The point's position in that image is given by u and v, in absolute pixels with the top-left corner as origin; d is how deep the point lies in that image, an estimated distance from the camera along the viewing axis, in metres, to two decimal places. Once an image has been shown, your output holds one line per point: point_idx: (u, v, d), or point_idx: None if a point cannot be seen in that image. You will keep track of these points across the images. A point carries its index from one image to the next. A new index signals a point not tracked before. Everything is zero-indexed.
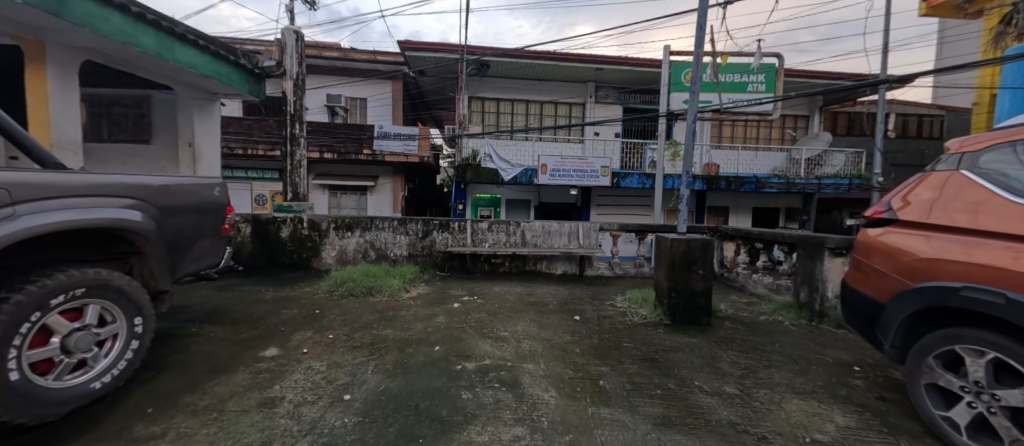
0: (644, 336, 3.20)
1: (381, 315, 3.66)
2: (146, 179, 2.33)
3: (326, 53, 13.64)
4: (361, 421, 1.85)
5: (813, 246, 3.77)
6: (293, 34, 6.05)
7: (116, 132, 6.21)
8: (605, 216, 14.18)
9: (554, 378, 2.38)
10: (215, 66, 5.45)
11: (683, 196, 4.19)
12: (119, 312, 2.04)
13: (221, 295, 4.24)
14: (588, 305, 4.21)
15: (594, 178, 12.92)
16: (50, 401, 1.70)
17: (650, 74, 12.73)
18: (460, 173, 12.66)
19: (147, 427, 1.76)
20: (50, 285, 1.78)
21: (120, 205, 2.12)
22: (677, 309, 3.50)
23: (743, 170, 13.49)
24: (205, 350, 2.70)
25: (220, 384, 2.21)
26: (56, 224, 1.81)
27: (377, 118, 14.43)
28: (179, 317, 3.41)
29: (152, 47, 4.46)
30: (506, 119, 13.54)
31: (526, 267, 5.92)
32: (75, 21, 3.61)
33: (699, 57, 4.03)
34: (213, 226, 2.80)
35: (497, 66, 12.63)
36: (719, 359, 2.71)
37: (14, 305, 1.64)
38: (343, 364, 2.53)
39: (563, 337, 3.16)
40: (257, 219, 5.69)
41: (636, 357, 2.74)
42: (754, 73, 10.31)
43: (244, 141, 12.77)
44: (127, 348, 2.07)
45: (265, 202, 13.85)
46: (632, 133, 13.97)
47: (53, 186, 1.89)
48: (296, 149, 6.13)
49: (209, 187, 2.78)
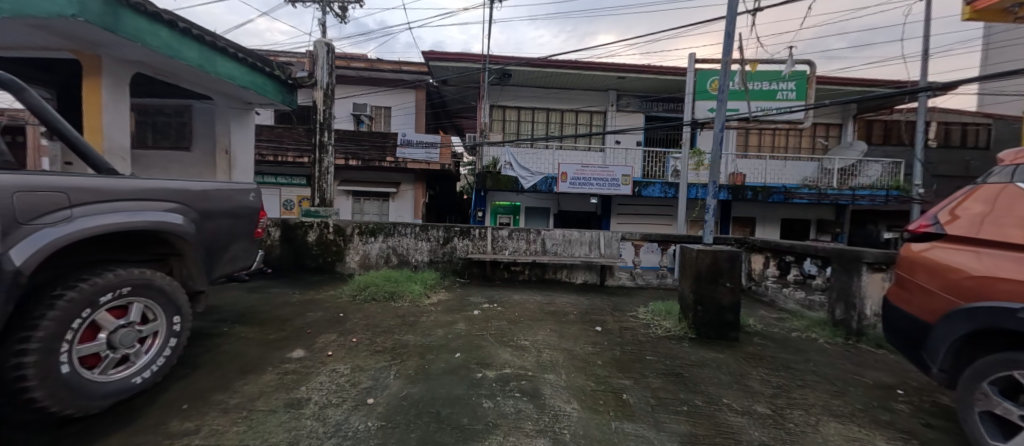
0: (667, 349, 3.13)
1: (403, 320, 3.70)
2: (187, 185, 2.45)
3: (354, 64, 14.11)
4: (384, 426, 1.86)
5: (849, 260, 3.59)
6: (324, 46, 6.29)
7: (160, 139, 6.63)
8: (625, 225, 13.97)
9: (575, 389, 2.34)
10: (252, 77, 5.74)
11: (709, 205, 4.04)
12: (160, 311, 2.14)
13: (250, 296, 4.40)
14: (609, 316, 4.14)
15: (615, 186, 12.78)
16: (94, 394, 1.79)
17: (673, 82, 12.60)
18: (480, 180, 12.79)
19: (182, 423, 1.82)
20: (100, 284, 1.88)
21: (163, 209, 2.24)
22: (703, 322, 3.40)
23: (771, 180, 13.08)
24: (236, 349, 2.81)
25: (249, 383, 2.27)
26: (107, 225, 1.92)
27: (401, 127, 14.78)
28: (212, 316, 3.55)
29: (194, 59, 4.72)
30: (526, 127, 13.63)
31: (546, 276, 5.90)
32: (128, 37, 3.86)
33: (728, 65, 3.92)
34: (246, 230, 2.91)
35: (519, 75, 12.76)
36: (748, 376, 2.61)
37: (67, 302, 1.75)
38: (366, 368, 2.57)
39: (585, 348, 3.11)
40: (285, 223, 5.89)
41: (661, 371, 2.66)
42: (784, 80, 10.05)
43: (275, 148, 13.39)
44: (166, 345, 2.17)
45: (293, 207, 14.29)
46: (654, 142, 13.80)
47: (105, 190, 2.00)
48: (324, 157, 6.34)
49: (244, 192, 2.90)
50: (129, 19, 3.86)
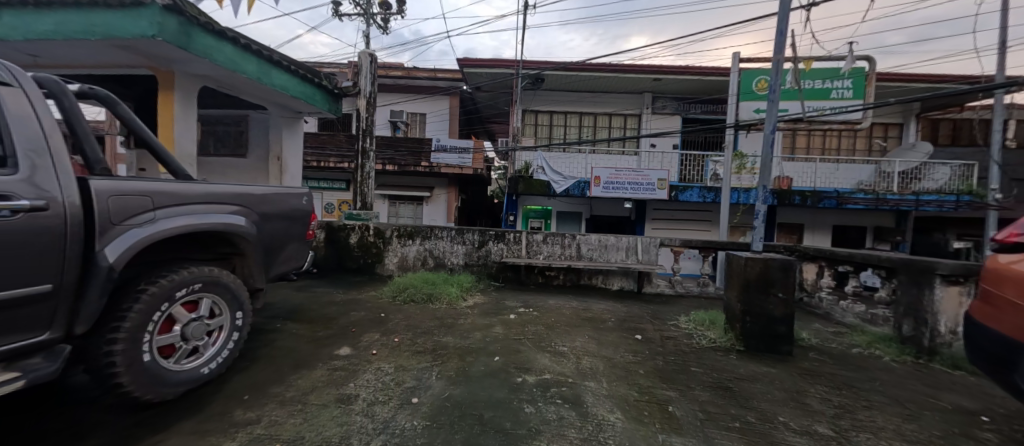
0: (713, 361, 2.99)
1: (441, 322, 3.77)
2: (249, 189, 2.63)
3: (392, 73, 14.65)
4: (429, 425, 1.90)
5: (919, 271, 3.28)
6: (368, 56, 6.57)
7: (220, 147, 7.16)
8: (660, 230, 13.56)
9: (617, 398, 2.29)
10: (303, 88, 6.10)
11: (758, 211, 3.83)
12: (226, 306, 2.31)
13: (298, 294, 4.64)
14: (649, 324, 4.02)
15: (651, 191, 12.42)
16: (170, 382, 1.95)
17: (714, 83, 12.16)
18: (512, 184, 12.84)
19: (244, 413, 1.95)
20: (176, 280, 2.05)
21: (228, 211, 2.41)
22: (752, 334, 3.23)
23: (822, 184, 12.29)
24: (289, 344, 2.97)
25: (302, 378, 2.39)
26: (182, 227, 2.09)
27: (436, 133, 15.16)
28: (266, 313, 3.77)
29: (253, 72, 5.07)
30: (559, 131, 13.58)
31: (581, 282, 5.84)
32: (198, 53, 4.21)
33: (779, 63, 3.74)
34: (300, 232, 3.08)
35: (553, 80, 12.76)
36: (805, 394, 2.44)
37: (149, 296, 1.92)
38: (409, 368, 2.63)
39: (626, 356, 3.04)
40: (330, 226, 6.19)
41: (707, 383, 2.55)
42: (840, 78, 9.47)
43: (318, 154, 14.11)
44: (229, 339, 2.33)
45: (333, 210, 14.96)
46: (692, 145, 13.34)
47: (181, 194, 2.19)
48: (366, 162, 6.62)
49: (298, 196, 3.07)
50: (199, 37, 4.22)
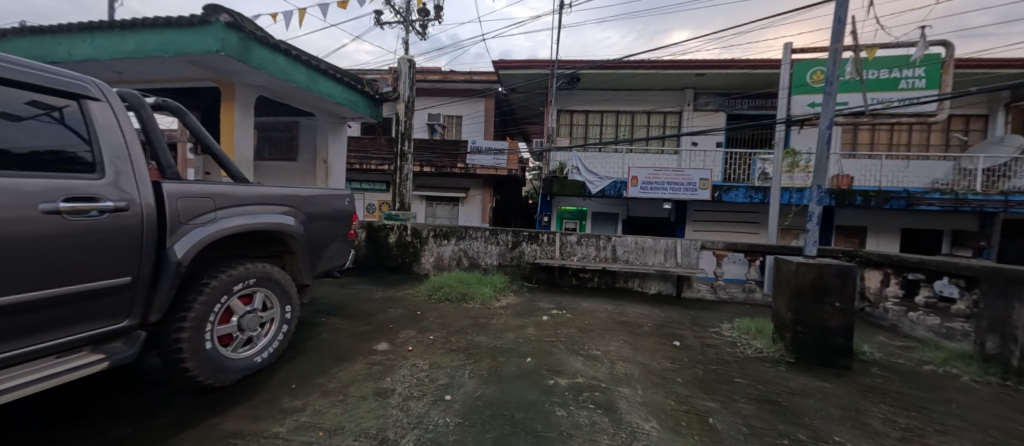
0: (759, 372, 2.82)
1: (474, 321, 3.82)
2: (298, 191, 2.81)
3: (429, 77, 15.05)
4: (461, 423, 1.93)
5: (1006, 280, 2.91)
6: (407, 62, 6.80)
7: (274, 152, 7.69)
8: (702, 232, 12.98)
9: (653, 406, 2.22)
10: (347, 94, 6.41)
11: (812, 213, 3.57)
12: (277, 300, 2.47)
13: (341, 291, 4.88)
14: (688, 331, 3.86)
15: (692, 191, 11.91)
16: (228, 369, 2.12)
17: (762, 76, 11.48)
18: (547, 185, 12.79)
19: (291, 400, 2.08)
20: (233, 275, 2.23)
21: (279, 212, 2.59)
22: (804, 345, 3.02)
23: (889, 183, 11.28)
24: (332, 338, 3.12)
25: (343, 370, 2.51)
26: (239, 226, 2.27)
27: (472, 135, 15.41)
28: (312, 308, 4.00)
29: (302, 81, 5.40)
30: (595, 131, 13.36)
31: (617, 284, 5.71)
32: (255, 65, 4.55)
33: (837, 53, 3.47)
34: (342, 232, 3.24)
35: (588, 79, 12.58)
36: (865, 413, 2.24)
37: (211, 289, 2.10)
38: (443, 365, 2.69)
39: (663, 363, 2.93)
40: (371, 225, 6.46)
41: (752, 396, 2.41)
42: (910, 67, 8.65)
43: (361, 157, 14.78)
44: (279, 331, 2.49)
45: (374, 210, 15.60)
46: (738, 143, 12.67)
47: (238, 195, 2.37)
48: (405, 165, 6.84)
49: (341, 197, 3.23)
50: (256, 50, 4.55)
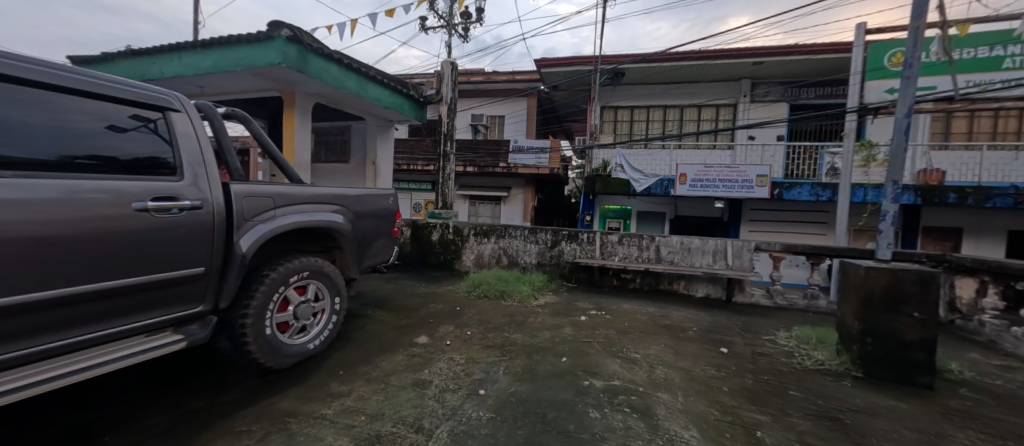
0: (818, 386, 2.61)
1: (512, 319, 3.86)
2: (347, 191, 2.99)
3: (473, 79, 15.34)
4: (493, 418, 1.97)
5: None
6: (450, 65, 6.98)
7: (329, 155, 8.24)
8: (759, 233, 12.14)
9: (694, 414, 2.13)
10: (394, 98, 6.70)
11: (886, 212, 3.21)
12: (327, 292, 2.66)
13: (387, 285, 5.13)
14: (737, 337, 3.64)
15: (747, 189, 11.17)
16: (285, 353, 2.32)
17: (830, 62, 10.50)
18: (590, 184, 12.67)
19: (338, 386, 2.22)
20: (290, 267, 2.42)
21: (330, 210, 2.78)
22: (875, 359, 2.73)
23: (990, 179, 9.87)
24: (376, 330, 3.29)
25: (385, 360, 2.65)
26: (295, 223, 2.46)
27: (514, 134, 15.50)
28: (360, 301, 4.24)
29: (353, 87, 5.72)
30: (640, 127, 12.92)
31: (660, 287, 5.51)
32: (312, 75, 4.90)
33: (919, 32, 3.09)
34: (386, 229, 3.41)
35: (634, 73, 12.20)
36: (945, 439, 2.00)
37: (271, 280, 2.30)
38: (479, 360, 2.75)
39: (708, 370, 2.79)
40: (415, 223, 6.71)
41: (808, 411, 2.23)
42: (1015, 42, 7.52)
43: (408, 158, 15.41)
44: (330, 321, 2.67)
45: (420, 209, 16.18)
46: (801, 136, 11.69)
47: (295, 195, 2.58)
48: (447, 165, 7.03)
49: (386, 197, 3.40)
50: (313, 60, 4.90)
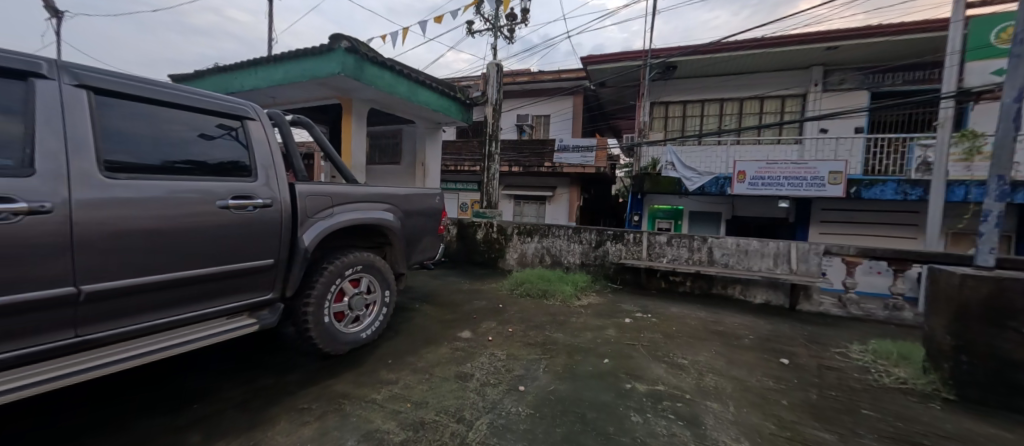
0: (895, 406, 2.35)
1: (554, 318, 3.86)
2: (396, 190, 3.15)
3: (518, 79, 15.43)
4: (532, 414, 1.99)
5: None
6: (496, 66, 7.09)
7: (382, 157, 8.71)
8: (830, 236, 11.06)
9: (746, 427, 2.01)
10: (442, 101, 6.93)
11: (987, 212, 2.79)
12: (378, 285, 2.84)
13: (434, 281, 5.33)
14: (800, 348, 3.36)
15: (817, 187, 10.21)
16: (340, 340, 2.51)
17: (919, 42, 9.30)
18: (638, 183, 12.20)
19: (387, 374, 2.36)
20: (345, 261, 2.61)
21: (381, 209, 2.95)
22: (969, 380, 2.41)
23: None
24: (423, 323, 3.44)
25: (431, 352, 2.77)
26: (350, 220, 2.65)
27: (559, 133, 15.38)
28: (409, 295, 4.45)
29: (404, 92, 6.00)
30: (693, 123, 12.28)
31: (713, 291, 5.22)
32: (367, 82, 5.22)
33: None
34: (433, 227, 3.54)
35: (686, 66, 11.62)
36: None
37: (328, 272, 2.49)
38: (520, 357, 2.78)
39: (764, 381, 2.61)
40: (461, 222, 6.91)
41: (883, 433, 2.02)
42: None
43: (455, 159, 15.86)
44: (380, 312, 2.85)
45: (467, 209, 16.57)
46: (883, 128, 10.48)
47: (351, 194, 2.76)
48: (492, 165, 7.15)
49: (432, 196, 3.54)
50: (368, 69, 5.21)
